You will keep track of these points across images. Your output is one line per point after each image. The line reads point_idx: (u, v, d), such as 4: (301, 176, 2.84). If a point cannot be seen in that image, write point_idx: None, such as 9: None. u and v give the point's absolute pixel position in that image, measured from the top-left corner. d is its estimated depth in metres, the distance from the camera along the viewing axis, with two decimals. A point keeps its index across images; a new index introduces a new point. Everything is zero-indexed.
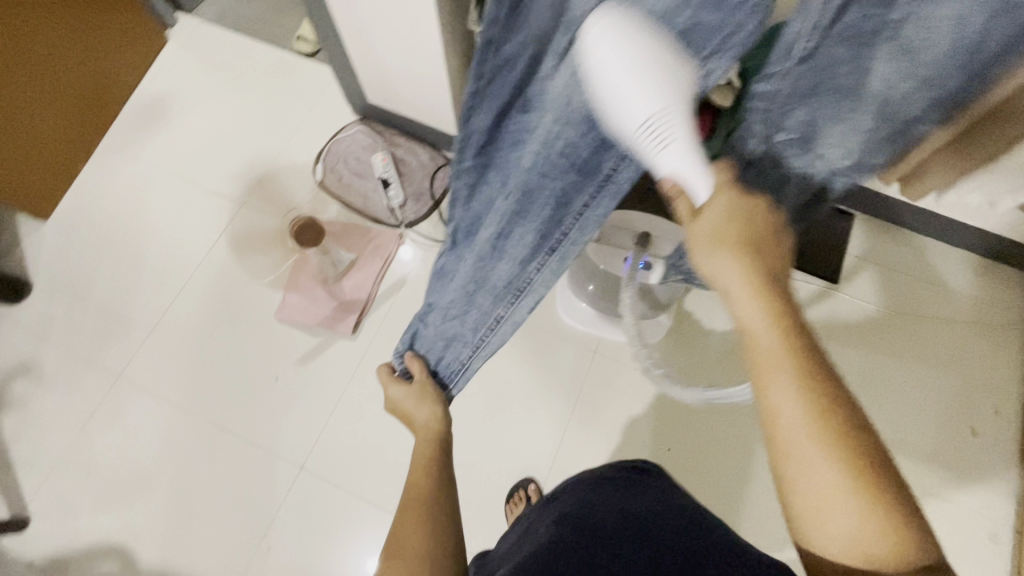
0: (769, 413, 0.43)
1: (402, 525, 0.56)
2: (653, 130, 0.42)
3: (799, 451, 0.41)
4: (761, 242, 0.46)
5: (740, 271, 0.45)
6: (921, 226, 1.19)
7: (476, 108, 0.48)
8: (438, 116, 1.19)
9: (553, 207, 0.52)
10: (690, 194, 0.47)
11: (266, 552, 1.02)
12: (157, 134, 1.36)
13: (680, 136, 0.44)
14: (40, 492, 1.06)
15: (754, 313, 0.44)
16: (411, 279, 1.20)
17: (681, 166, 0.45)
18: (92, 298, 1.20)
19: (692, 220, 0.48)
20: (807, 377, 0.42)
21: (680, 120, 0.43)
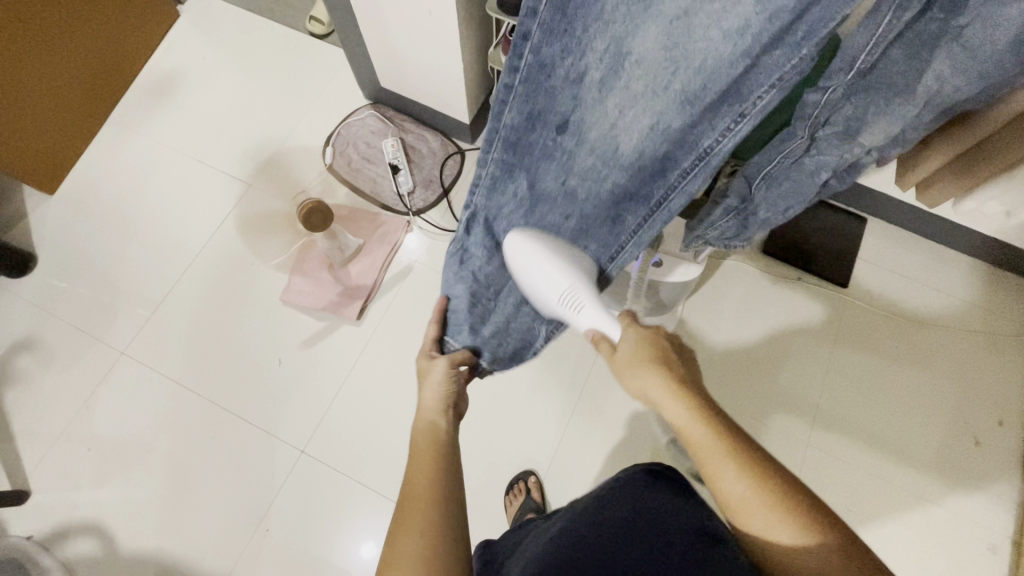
0: (723, 498, 0.46)
1: (393, 543, 0.48)
2: (568, 300, 0.59)
3: (754, 522, 0.44)
4: (666, 355, 0.54)
5: (661, 384, 0.51)
6: (932, 234, 1.18)
7: (506, 104, 0.51)
8: (451, 104, 1.18)
9: (608, 224, 0.64)
10: (607, 337, 0.58)
11: (264, 535, 1.02)
12: (166, 111, 1.35)
13: (590, 302, 0.59)
14: (41, 465, 1.06)
15: (681, 413, 0.49)
16: (417, 266, 1.20)
17: (597, 321, 0.59)
18: (97, 274, 1.20)
19: (613, 357, 0.57)
20: (743, 456, 0.46)
21: (588, 292, 0.60)
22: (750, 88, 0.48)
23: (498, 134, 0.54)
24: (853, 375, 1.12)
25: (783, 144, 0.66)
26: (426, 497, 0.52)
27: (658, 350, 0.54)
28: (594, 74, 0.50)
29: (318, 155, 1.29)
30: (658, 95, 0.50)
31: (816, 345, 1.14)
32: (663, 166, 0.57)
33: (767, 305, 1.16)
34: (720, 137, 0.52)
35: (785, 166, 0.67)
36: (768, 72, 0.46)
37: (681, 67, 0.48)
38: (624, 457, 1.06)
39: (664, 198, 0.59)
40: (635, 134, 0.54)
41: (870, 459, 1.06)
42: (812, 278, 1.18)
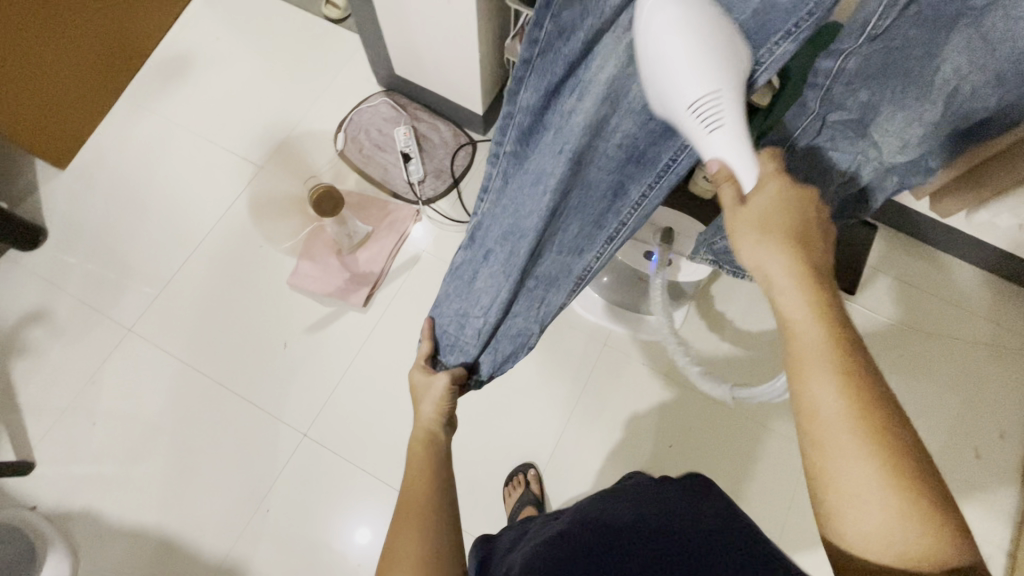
0: (806, 410, 0.42)
1: (392, 546, 0.49)
2: (708, 108, 0.43)
3: (834, 448, 0.40)
4: (806, 230, 0.47)
5: (784, 258, 0.45)
6: (942, 243, 1.17)
7: (522, 83, 0.44)
8: (465, 94, 1.17)
9: (608, 200, 0.57)
10: (737, 181, 0.47)
11: (264, 516, 1.03)
12: (180, 90, 1.35)
13: (729, 123, 0.44)
14: (46, 437, 1.07)
15: (795, 299, 0.44)
16: (424, 256, 1.20)
17: (730, 153, 0.45)
18: (107, 251, 1.20)
19: (737, 208, 0.48)
20: (849, 372, 0.41)
21: (731, 103, 0.44)
22: (769, 32, 0.42)
23: (514, 118, 0.47)
24: None
25: (792, 124, 0.63)
26: (422, 499, 0.54)
27: (795, 219, 0.47)
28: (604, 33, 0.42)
29: (330, 140, 1.29)
30: None
31: None
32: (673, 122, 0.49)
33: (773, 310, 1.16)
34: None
35: (798, 153, 0.65)
36: (783, 17, 0.41)
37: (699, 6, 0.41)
38: (623, 454, 1.06)
39: (672, 161, 0.52)
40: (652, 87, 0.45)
41: None
42: None
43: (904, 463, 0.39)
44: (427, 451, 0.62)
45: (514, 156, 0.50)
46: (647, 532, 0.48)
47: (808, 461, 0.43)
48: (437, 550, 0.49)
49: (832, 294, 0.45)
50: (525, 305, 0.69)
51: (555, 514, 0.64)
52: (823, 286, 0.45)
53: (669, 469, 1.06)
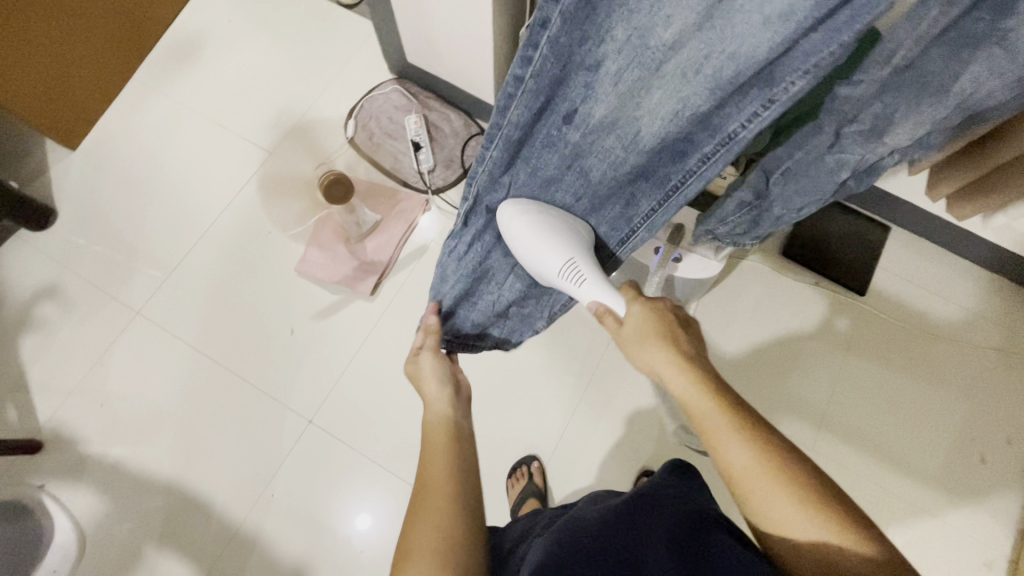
0: (728, 473, 0.47)
1: (409, 532, 0.49)
2: (571, 270, 0.61)
3: (759, 494, 0.45)
4: (676, 332, 0.56)
5: (666, 356, 0.54)
6: (956, 246, 1.15)
7: (514, 97, 0.49)
8: (477, 83, 1.16)
9: (620, 204, 0.65)
10: (612, 309, 0.59)
11: (269, 499, 1.04)
12: (190, 73, 1.34)
13: (592, 276, 0.61)
14: (55, 416, 1.08)
15: (684, 387, 0.52)
16: (433, 246, 1.19)
17: (600, 296, 0.61)
18: (116, 233, 1.21)
19: (619, 329, 0.59)
20: (749, 431, 0.48)
21: (588, 265, 0.62)
22: (785, 73, 0.44)
23: (502, 129, 0.52)
24: (862, 384, 1.11)
25: (808, 138, 0.62)
26: (444, 489, 0.53)
27: (667, 325, 0.56)
28: (611, 65, 0.47)
29: (340, 128, 1.28)
30: (687, 80, 0.47)
31: (828, 352, 1.13)
32: (683, 149, 0.56)
33: (783, 309, 1.16)
34: (746, 123, 0.50)
35: (806, 161, 0.64)
36: (805, 56, 0.42)
37: (715, 52, 0.44)
38: (627, 450, 1.06)
39: (681, 182, 0.59)
40: (659, 120, 0.52)
41: (873, 468, 1.06)
42: (830, 284, 1.17)
43: (819, 495, 0.44)
44: (447, 437, 0.60)
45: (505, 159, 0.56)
46: (656, 524, 0.48)
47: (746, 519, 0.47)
48: (457, 544, 0.48)
49: (715, 372, 0.53)
50: (541, 292, 0.76)
51: (562, 511, 0.64)
52: (703, 368, 0.53)
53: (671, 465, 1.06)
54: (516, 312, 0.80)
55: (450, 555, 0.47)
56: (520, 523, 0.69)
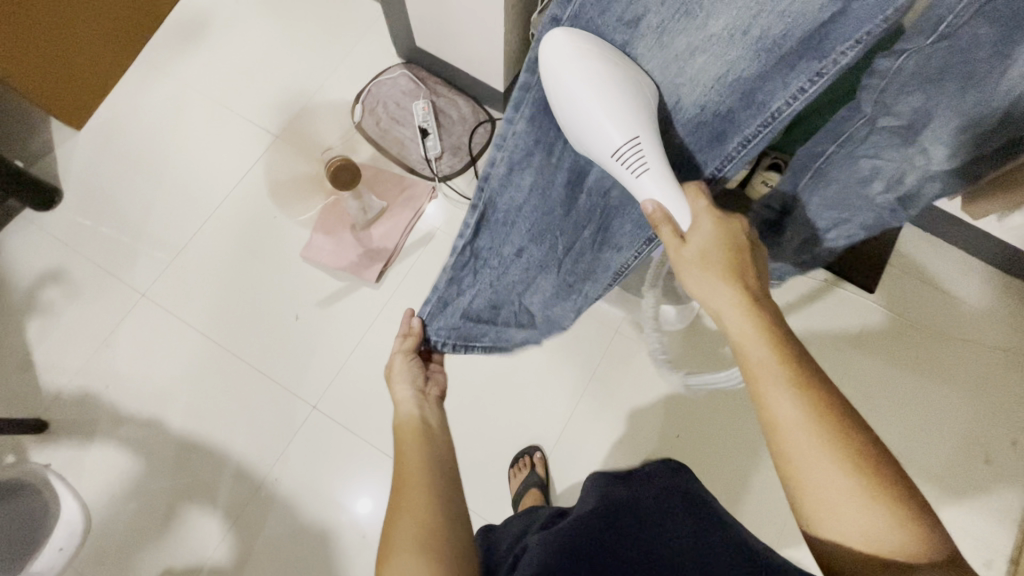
0: (769, 421, 0.46)
1: (391, 527, 0.49)
2: (634, 153, 0.50)
3: (804, 452, 0.43)
4: (739, 262, 0.52)
5: (727, 289, 0.50)
6: (969, 245, 1.14)
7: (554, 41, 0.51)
8: (487, 69, 1.14)
9: None
10: (672, 220, 0.53)
11: (273, 483, 1.04)
12: (196, 53, 1.32)
13: (654, 166, 0.51)
14: (61, 398, 1.08)
15: (746, 326, 0.48)
16: (439, 234, 1.18)
17: (660, 194, 0.52)
18: (121, 215, 1.20)
19: (680, 245, 0.53)
20: (799, 382, 0.45)
21: (653, 148, 0.51)
22: (835, 42, 0.44)
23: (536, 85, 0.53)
24: (868, 381, 1.11)
25: (842, 124, 0.62)
26: (422, 483, 0.53)
27: (736, 251, 0.52)
28: (653, 17, 0.48)
29: (347, 112, 1.27)
30: (732, 42, 0.47)
31: (835, 348, 1.13)
32: (724, 130, 0.54)
33: (791, 304, 1.15)
34: (791, 100, 0.49)
35: (839, 159, 0.62)
36: (856, 23, 0.43)
37: (762, 14, 0.45)
38: (630, 443, 1.06)
39: (718, 169, 0.57)
40: (700, 87, 0.51)
41: None
42: (837, 280, 1.16)
43: (865, 457, 0.43)
44: (419, 435, 0.59)
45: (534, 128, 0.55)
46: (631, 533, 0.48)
47: (781, 476, 0.46)
48: (437, 538, 0.48)
49: (777, 314, 0.50)
50: (567, 295, 0.76)
51: (559, 510, 0.63)
52: (766, 309, 0.50)
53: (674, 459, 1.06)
54: (539, 317, 0.79)
55: (432, 546, 0.47)
56: (518, 519, 0.69)
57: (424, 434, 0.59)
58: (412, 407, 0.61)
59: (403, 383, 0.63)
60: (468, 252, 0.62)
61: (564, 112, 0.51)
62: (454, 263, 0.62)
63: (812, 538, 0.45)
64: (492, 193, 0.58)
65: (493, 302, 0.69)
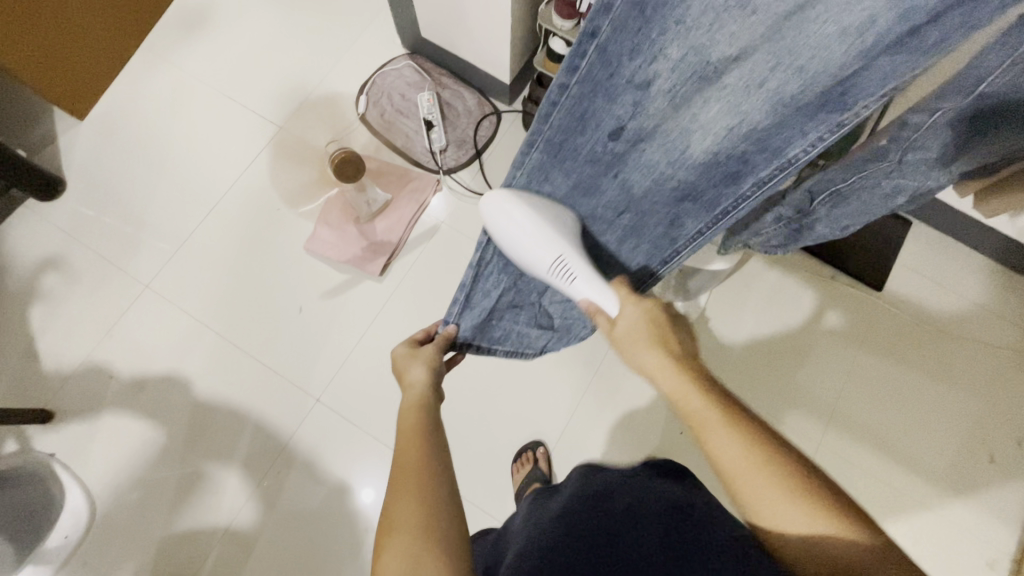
0: (717, 464, 0.47)
1: (393, 498, 0.49)
2: (560, 268, 0.58)
3: (748, 486, 0.45)
4: (667, 333, 0.56)
5: (658, 355, 0.54)
6: (980, 244, 1.12)
7: (556, 107, 0.52)
8: (492, 61, 1.13)
9: (666, 225, 0.66)
10: (604, 309, 0.59)
11: (276, 475, 1.05)
12: (198, 43, 1.31)
13: (582, 272, 0.59)
14: (64, 388, 1.08)
15: (676, 382, 0.51)
16: (443, 227, 1.18)
17: (592, 292, 0.59)
18: (124, 206, 1.20)
19: (612, 328, 0.59)
20: (735, 422, 0.47)
21: (578, 262, 0.59)
22: (857, 97, 0.47)
23: (542, 135, 0.54)
24: (872, 379, 1.10)
25: (865, 164, 0.58)
26: (417, 458, 0.52)
27: (658, 324, 0.57)
28: (663, 82, 0.49)
29: (350, 104, 1.25)
30: (748, 96, 0.49)
31: (840, 345, 1.12)
32: (737, 171, 0.57)
33: (796, 300, 1.14)
34: (809, 147, 0.52)
35: (860, 186, 0.59)
36: (883, 78, 0.45)
37: (780, 67, 0.47)
38: (633, 438, 1.06)
39: (732, 206, 0.60)
40: (713, 135, 0.54)
41: (880, 463, 1.06)
42: (844, 278, 1.15)
43: (808, 484, 0.44)
44: (421, 411, 0.58)
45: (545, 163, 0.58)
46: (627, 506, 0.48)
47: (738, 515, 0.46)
48: (437, 516, 0.48)
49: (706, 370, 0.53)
50: None
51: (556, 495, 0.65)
52: (692, 366, 0.53)
53: (677, 454, 1.06)
54: (558, 319, 0.81)
55: (431, 522, 0.47)
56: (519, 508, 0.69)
57: (426, 414, 0.58)
58: (419, 389, 0.60)
59: (416, 366, 0.62)
60: (477, 264, 0.65)
61: (504, 243, 0.58)
62: (480, 261, 0.65)
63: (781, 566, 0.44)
64: None
65: (513, 299, 0.73)
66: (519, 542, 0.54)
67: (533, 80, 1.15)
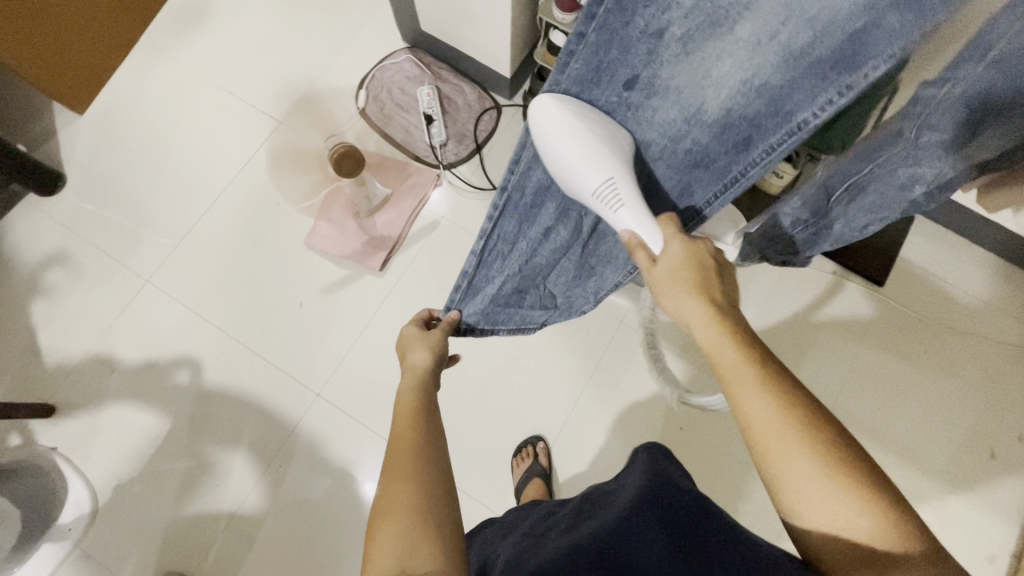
0: (744, 422, 0.46)
1: (389, 482, 0.49)
2: (610, 191, 0.53)
3: (776, 449, 0.44)
4: (710, 279, 0.53)
5: (697, 304, 0.51)
6: (982, 239, 1.12)
7: (575, 54, 0.50)
8: (492, 54, 1.12)
9: (676, 194, 0.62)
10: (647, 245, 0.55)
11: (278, 470, 1.05)
12: (197, 36, 1.30)
13: (630, 202, 0.54)
14: (66, 381, 1.09)
15: (712, 334, 0.49)
16: (443, 222, 1.17)
17: (636, 224, 0.54)
18: (125, 201, 1.20)
19: (652, 269, 0.54)
20: (769, 383, 0.46)
21: (629, 187, 0.54)
22: (868, 55, 0.46)
23: (560, 86, 0.53)
24: (874, 374, 1.10)
25: (881, 148, 0.58)
26: (411, 442, 0.52)
27: (701, 269, 0.53)
28: (677, 30, 0.48)
29: (350, 98, 1.25)
30: (762, 47, 0.48)
31: (842, 341, 1.12)
32: (748, 137, 0.54)
33: (798, 295, 1.13)
34: (819, 111, 0.50)
35: (877, 176, 0.60)
36: (890, 38, 0.44)
37: (794, 16, 0.46)
38: (633, 434, 1.06)
39: (742, 173, 0.57)
40: (724, 93, 0.51)
41: (881, 458, 1.06)
42: (845, 273, 1.14)
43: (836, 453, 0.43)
44: (417, 398, 0.58)
45: None
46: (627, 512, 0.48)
47: (763, 476, 0.45)
48: (430, 501, 0.48)
49: (744, 325, 0.51)
50: (589, 279, 0.77)
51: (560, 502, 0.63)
52: (732, 321, 0.50)
53: (677, 449, 1.06)
54: (561, 301, 0.81)
55: (427, 509, 0.48)
56: (518, 511, 0.68)
57: (422, 396, 0.59)
58: (417, 373, 0.61)
59: (419, 349, 0.63)
60: (482, 248, 0.64)
61: (551, 158, 0.53)
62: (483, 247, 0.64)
63: (797, 533, 0.44)
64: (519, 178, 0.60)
65: (518, 285, 0.72)
66: (519, 542, 0.53)
67: (534, 74, 1.15)
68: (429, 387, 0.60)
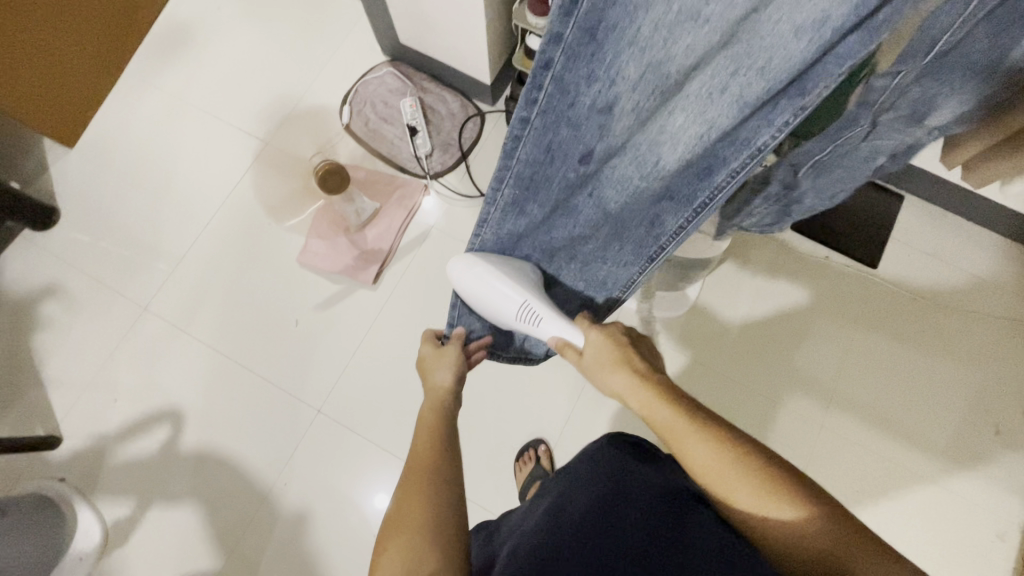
0: (693, 473, 0.49)
1: (403, 495, 0.50)
2: (527, 311, 0.66)
3: (720, 486, 0.47)
4: (631, 354, 0.58)
5: (623, 379, 0.56)
6: (973, 215, 1.12)
7: (521, 139, 0.56)
8: (471, 63, 1.13)
9: (647, 226, 0.68)
10: (572, 343, 0.64)
11: (283, 487, 1.06)
12: (181, 63, 1.32)
13: (548, 314, 0.65)
14: (71, 413, 1.10)
15: (643, 399, 0.54)
16: (433, 231, 1.18)
17: (559, 330, 0.65)
18: (118, 230, 1.21)
19: (580, 361, 0.62)
20: (704, 429, 0.49)
21: (542, 304, 0.66)
22: (816, 82, 0.47)
23: (511, 169, 0.60)
24: (867, 357, 1.10)
25: (838, 132, 0.54)
26: (430, 458, 0.54)
27: (620, 348, 0.59)
28: (625, 102, 0.52)
29: (335, 115, 1.26)
30: (711, 101, 0.51)
31: (837, 328, 1.11)
32: (709, 165, 0.58)
33: (791, 283, 1.13)
34: (776, 134, 0.52)
35: (840, 157, 0.57)
36: (839, 61, 0.44)
37: (744, 67, 0.47)
38: (633, 430, 1.07)
39: (709, 199, 0.61)
40: (681, 144, 0.56)
41: (883, 442, 1.05)
42: (839, 258, 1.14)
43: (778, 478, 0.45)
44: (436, 418, 0.59)
45: (520, 187, 0.62)
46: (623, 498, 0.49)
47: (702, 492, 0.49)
48: (444, 524, 0.48)
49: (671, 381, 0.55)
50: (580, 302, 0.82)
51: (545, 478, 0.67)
52: (659, 382, 0.55)
53: None
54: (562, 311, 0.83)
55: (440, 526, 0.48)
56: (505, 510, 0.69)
57: (443, 415, 0.60)
58: (438, 393, 0.63)
59: (441, 369, 0.65)
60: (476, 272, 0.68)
61: (472, 299, 0.69)
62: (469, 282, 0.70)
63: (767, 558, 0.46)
64: (492, 226, 0.68)
65: None
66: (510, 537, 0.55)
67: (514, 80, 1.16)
68: (450, 407, 0.62)
